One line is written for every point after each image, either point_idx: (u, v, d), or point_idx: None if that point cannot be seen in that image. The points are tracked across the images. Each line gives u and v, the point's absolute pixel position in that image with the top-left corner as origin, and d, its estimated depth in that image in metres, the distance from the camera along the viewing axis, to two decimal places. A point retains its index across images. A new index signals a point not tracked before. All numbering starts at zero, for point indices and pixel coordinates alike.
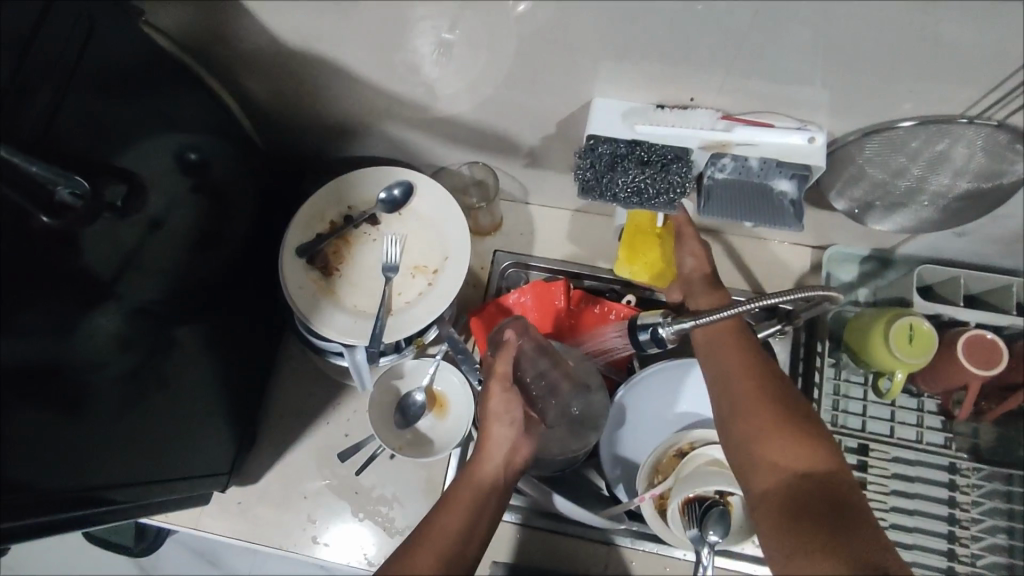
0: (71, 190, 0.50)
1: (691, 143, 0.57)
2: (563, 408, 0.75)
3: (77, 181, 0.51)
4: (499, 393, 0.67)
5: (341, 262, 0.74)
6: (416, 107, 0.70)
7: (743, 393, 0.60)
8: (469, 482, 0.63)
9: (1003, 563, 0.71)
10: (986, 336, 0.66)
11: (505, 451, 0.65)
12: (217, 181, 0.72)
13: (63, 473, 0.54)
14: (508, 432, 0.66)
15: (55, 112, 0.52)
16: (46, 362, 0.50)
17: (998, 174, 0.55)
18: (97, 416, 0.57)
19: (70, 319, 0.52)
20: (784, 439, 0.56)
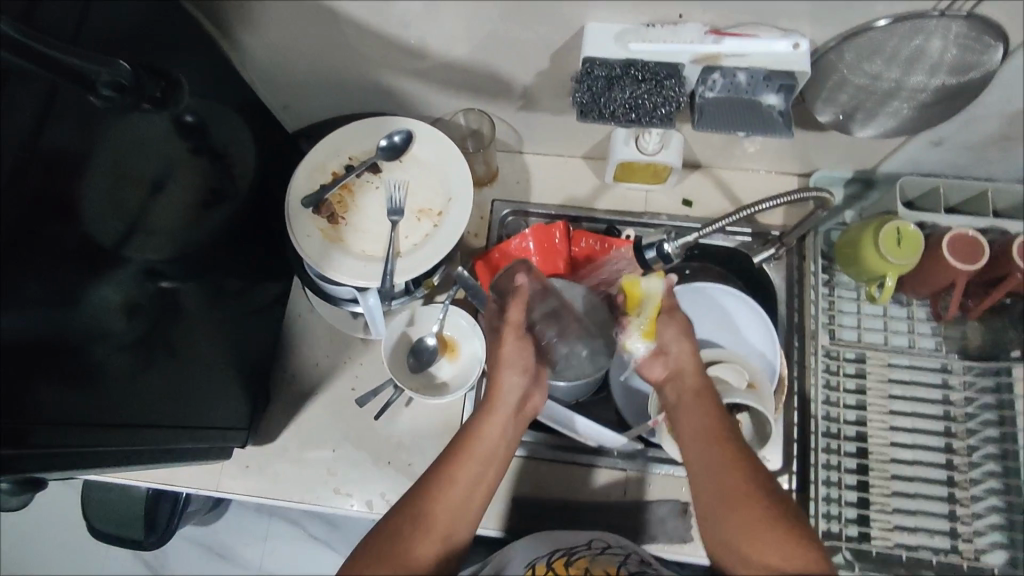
0: (114, 75, 0.51)
1: (682, 59, 0.60)
2: (572, 352, 0.70)
3: (118, 67, 0.52)
4: (512, 341, 0.64)
5: (346, 211, 0.76)
6: (410, 52, 0.71)
7: (718, 470, 0.58)
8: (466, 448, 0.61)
9: (996, 452, 0.76)
10: (968, 233, 0.70)
11: (513, 406, 0.63)
12: (217, 142, 0.71)
13: (84, 430, 0.55)
14: (516, 384, 0.63)
15: (78, 30, 0.53)
16: (49, 326, 0.51)
17: (970, 67, 0.58)
18: (103, 379, 0.57)
19: (76, 284, 0.53)
20: (766, 522, 0.54)
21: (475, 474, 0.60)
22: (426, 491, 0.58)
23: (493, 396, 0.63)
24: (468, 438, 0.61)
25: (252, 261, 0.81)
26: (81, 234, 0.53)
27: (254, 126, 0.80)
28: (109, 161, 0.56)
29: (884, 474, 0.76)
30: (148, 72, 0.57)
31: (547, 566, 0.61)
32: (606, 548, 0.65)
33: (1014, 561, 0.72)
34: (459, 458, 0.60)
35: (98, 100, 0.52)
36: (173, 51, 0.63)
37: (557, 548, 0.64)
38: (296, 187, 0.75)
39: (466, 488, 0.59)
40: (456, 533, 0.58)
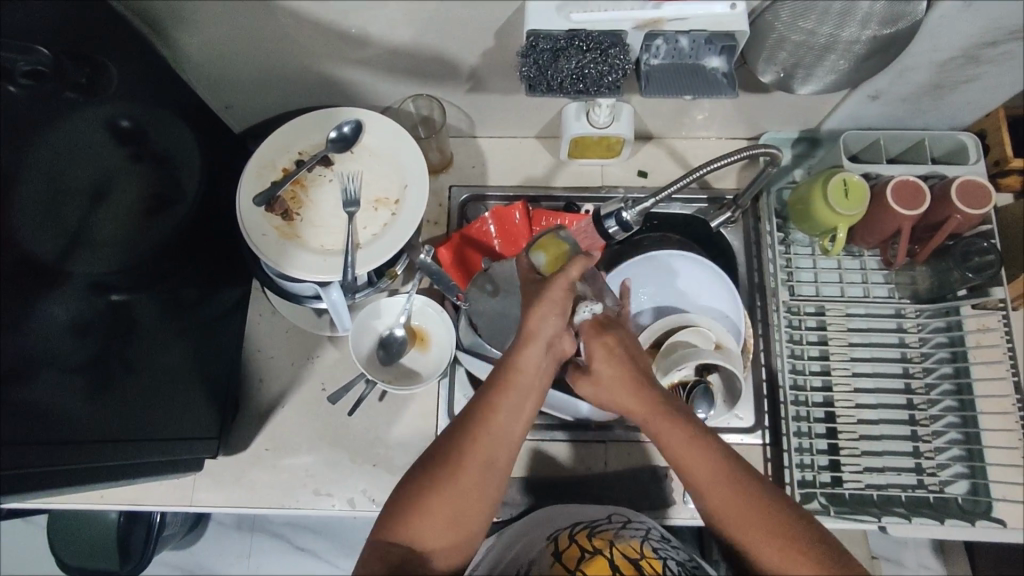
0: (34, 63, 0.53)
1: (625, 26, 0.60)
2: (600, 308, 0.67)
3: (38, 54, 0.53)
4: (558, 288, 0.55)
5: (301, 206, 0.74)
6: (354, 40, 0.70)
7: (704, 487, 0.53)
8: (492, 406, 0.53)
9: (952, 387, 0.79)
10: (911, 180, 0.73)
11: (553, 341, 0.55)
12: (157, 145, 0.69)
13: (36, 452, 0.53)
14: (558, 319, 0.55)
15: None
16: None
17: (901, 16, 0.60)
18: (58, 397, 0.55)
19: (23, 303, 0.51)
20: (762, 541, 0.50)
21: (516, 407, 0.53)
22: (464, 429, 0.53)
23: (534, 327, 0.55)
24: (506, 372, 0.54)
25: (207, 267, 0.79)
26: (19, 251, 0.51)
27: (196, 128, 0.77)
28: (43, 171, 0.53)
29: (850, 419, 0.79)
30: (68, 57, 0.56)
31: (571, 538, 0.60)
32: (628, 523, 0.65)
33: (976, 490, 0.75)
34: (497, 390, 0.53)
35: (15, 87, 0.51)
36: (102, 56, 0.61)
37: (579, 522, 0.64)
38: (246, 187, 0.73)
39: (506, 421, 0.53)
40: (499, 466, 0.53)
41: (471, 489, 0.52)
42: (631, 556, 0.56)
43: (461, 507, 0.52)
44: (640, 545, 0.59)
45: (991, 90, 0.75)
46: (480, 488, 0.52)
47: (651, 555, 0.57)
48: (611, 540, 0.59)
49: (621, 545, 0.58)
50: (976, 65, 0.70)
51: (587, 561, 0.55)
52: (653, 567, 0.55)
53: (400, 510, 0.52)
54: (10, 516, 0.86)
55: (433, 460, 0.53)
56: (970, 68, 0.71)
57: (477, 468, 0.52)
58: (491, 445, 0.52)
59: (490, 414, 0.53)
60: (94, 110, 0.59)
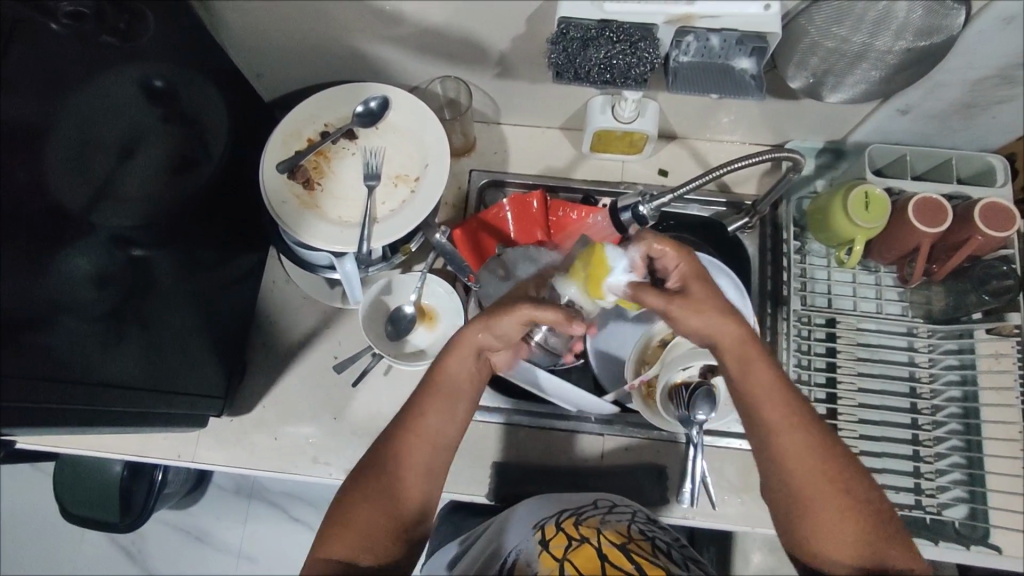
0: (76, 4, 0.56)
1: (656, 20, 0.60)
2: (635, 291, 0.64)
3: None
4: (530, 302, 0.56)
5: (322, 176, 0.75)
6: (388, 17, 0.71)
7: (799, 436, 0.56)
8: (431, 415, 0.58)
9: (959, 410, 0.79)
10: (934, 198, 0.72)
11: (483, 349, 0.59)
12: (188, 107, 0.70)
13: (49, 391, 0.54)
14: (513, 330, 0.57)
15: None
16: (19, 292, 0.50)
17: (936, 30, 0.60)
18: (76, 344, 0.57)
19: (48, 251, 0.53)
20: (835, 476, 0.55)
21: (452, 416, 0.59)
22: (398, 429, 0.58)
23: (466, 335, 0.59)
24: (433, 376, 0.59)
25: (226, 231, 0.80)
26: (48, 196, 0.52)
27: (227, 93, 0.78)
28: (76, 116, 0.55)
29: (851, 433, 0.79)
30: (112, 5, 0.59)
31: (557, 527, 0.61)
32: (612, 507, 0.67)
33: (975, 514, 0.75)
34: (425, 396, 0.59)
35: (56, 26, 0.55)
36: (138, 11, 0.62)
37: (564, 510, 0.65)
38: (271, 153, 0.74)
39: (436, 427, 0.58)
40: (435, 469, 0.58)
41: (423, 481, 0.58)
42: (617, 540, 0.59)
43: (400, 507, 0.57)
44: (626, 529, 0.62)
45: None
46: (418, 491, 0.58)
47: (637, 539, 0.60)
48: (597, 528, 0.61)
49: (607, 532, 0.60)
50: (1011, 86, 0.69)
51: (573, 550, 0.57)
52: (640, 549, 0.58)
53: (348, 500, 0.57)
54: (19, 458, 0.89)
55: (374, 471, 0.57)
56: (1005, 89, 0.70)
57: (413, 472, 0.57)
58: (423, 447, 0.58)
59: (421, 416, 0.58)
60: (129, 66, 0.61)
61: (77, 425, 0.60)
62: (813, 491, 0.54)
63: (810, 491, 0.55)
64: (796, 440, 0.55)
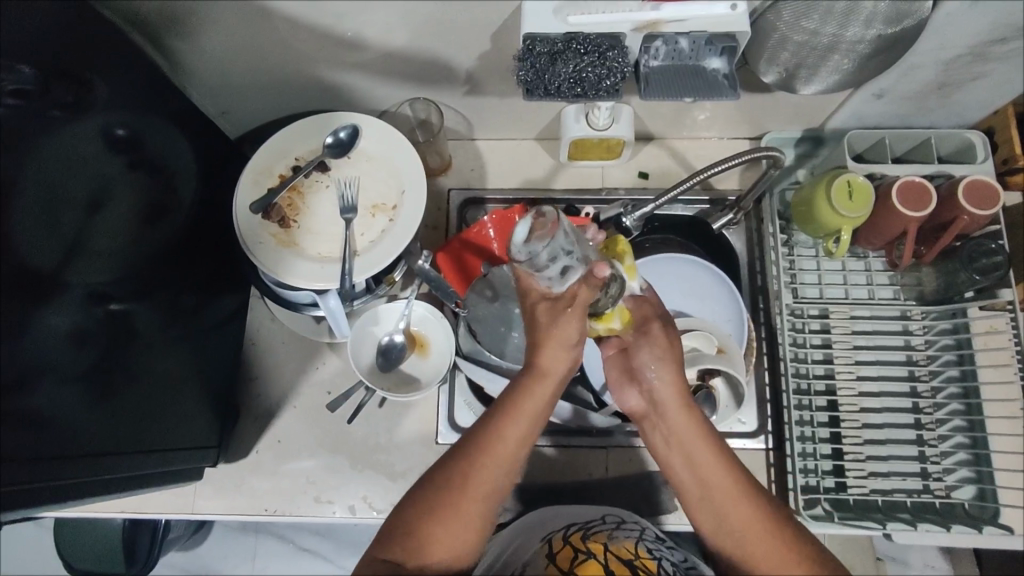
0: (16, 82, 0.51)
1: (623, 28, 0.59)
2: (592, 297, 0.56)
3: (20, 72, 0.51)
4: (572, 314, 0.53)
5: (297, 213, 0.74)
6: (350, 45, 0.69)
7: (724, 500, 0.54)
8: (508, 420, 0.55)
9: (959, 390, 0.78)
10: (919, 181, 0.71)
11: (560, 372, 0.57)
12: (151, 153, 0.68)
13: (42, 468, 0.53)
14: (581, 329, 0.54)
15: None
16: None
17: (905, 15, 0.59)
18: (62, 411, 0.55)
19: (19, 320, 0.50)
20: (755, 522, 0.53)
21: (523, 433, 0.55)
22: (468, 450, 0.55)
23: (544, 364, 0.55)
24: (509, 407, 0.55)
25: (204, 275, 0.78)
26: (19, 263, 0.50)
27: (191, 135, 0.76)
28: (37, 180, 0.52)
29: (854, 423, 0.78)
30: (54, 73, 0.55)
31: (564, 539, 0.62)
32: (622, 523, 0.66)
33: (983, 495, 0.74)
34: (503, 420, 0.55)
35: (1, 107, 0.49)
36: (93, 64, 0.60)
37: (572, 524, 0.65)
38: (243, 194, 0.73)
39: (511, 449, 0.55)
40: (496, 497, 0.56)
41: (489, 498, 0.55)
42: (625, 558, 0.59)
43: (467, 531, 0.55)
44: (634, 546, 0.62)
45: (998, 88, 0.73)
46: (478, 514, 0.55)
47: (644, 555, 0.60)
48: (604, 543, 0.61)
49: (615, 549, 0.60)
50: (983, 62, 0.69)
51: (580, 565, 0.58)
52: (648, 568, 0.58)
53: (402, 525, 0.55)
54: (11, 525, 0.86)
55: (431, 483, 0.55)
56: (977, 66, 0.69)
57: (477, 497, 0.54)
58: (496, 472, 0.55)
59: (496, 446, 0.55)
60: (91, 117, 0.59)
61: (81, 491, 0.58)
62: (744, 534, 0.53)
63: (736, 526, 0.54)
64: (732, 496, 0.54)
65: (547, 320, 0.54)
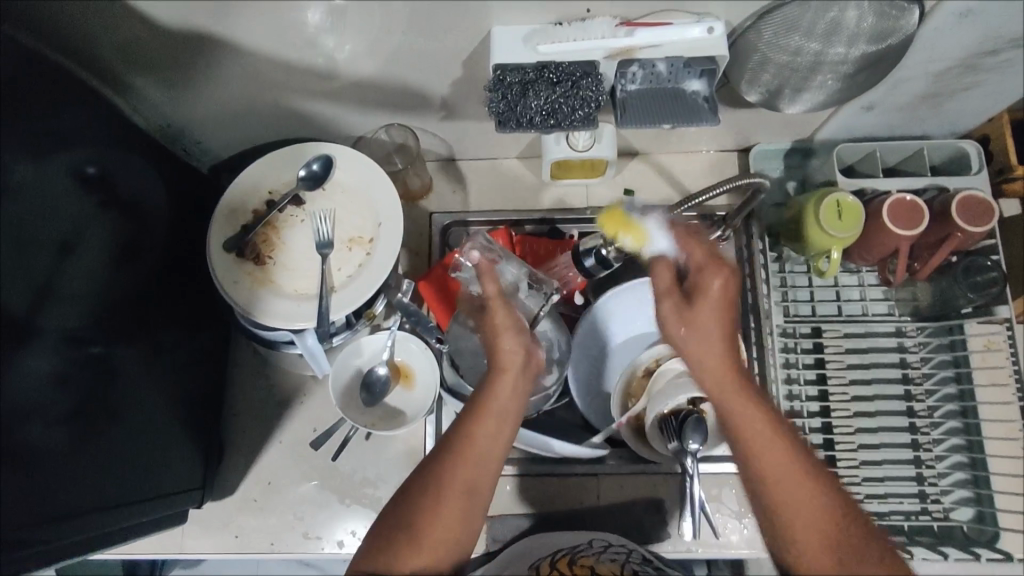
0: None
1: (597, 56, 0.57)
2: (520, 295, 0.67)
3: None
4: (502, 308, 0.59)
5: (273, 250, 0.72)
6: (319, 75, 0.67)
7: (795, 483, 0.50)
8: (478, 418, 0.55)
9: (957, 409, 0.76)
10: (908, 197, 0.69)
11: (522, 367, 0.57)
12: (122, 191, 0.66)
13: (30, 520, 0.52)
14: (518, 337, 0.57)
15: None
16: None
17: (892, 32, 0.57)
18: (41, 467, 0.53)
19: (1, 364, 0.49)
20: (826, 505, 0.50)
21: (497, 430, 0.55)
22: (443, 450, 0.55)
23: (502, 361, 0.56)
24: (476, 406, 0.55)
25: (184, 312, 0.77)
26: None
27: (162, 171, 0.74)
28: (9, 223, 0.51)
29: (850, 446, 0.76)
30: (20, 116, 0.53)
31: (552, 564, 0.62)
32: (608, 546, 0.66)
33: (983, 517, 0.72)
34: (472, 417, 0.55)
35: None
36: (56, 106, 0.57)
37: (560, 550, 0.65)
38: (215, 232, 0.71)
39: (487, 446, 0.55)
40: (478, 495, 0.55)
41: (472, 496, 0.54)
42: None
43: (451, 534, 0.53)
44: (620, 568, 0.60)
45: (992, 96, 0.71)
46: (461, 514, 0.54)
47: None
48: (590, 566, 0.60)
49: (600, 570, 0.59)
50: (976, 73, 0.66)
51: None
52: None
53: (382, 539, 0.54)
54: None
55: (412, 489, 0.55)
56: (970, 77, 0.67)
57: (457, 496, 0.54)
58: (473, 469, 0.54)
59: (469, 445, 0.54)
60: (59, 158, 0.57)
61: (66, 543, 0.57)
62: (799, 519, 0.50)
63: (802, 513, 0.50)
64: (797, 478, 0.50)
65: (491, 320, 0.59)
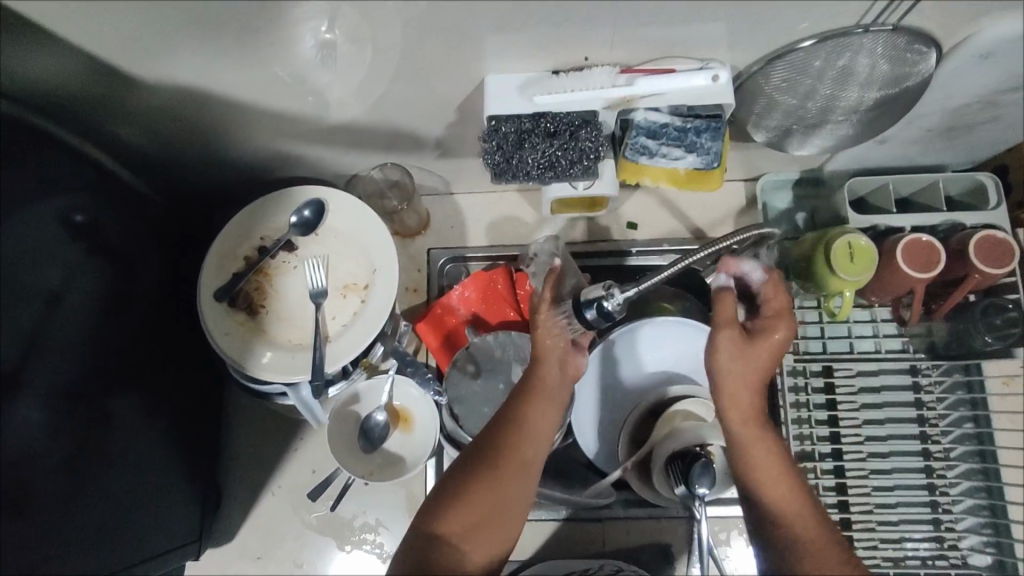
0: None
1: (596, 105, 0.54)
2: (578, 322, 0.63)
3: None
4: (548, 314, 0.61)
5: (265, 298, 0.70)
6: (308, 120, 0.65)
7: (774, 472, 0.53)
8: (532, 397, 0.59)
9: (973, 450, 0.74)
10: (923, 238, 0.66)
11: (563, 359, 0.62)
12: (111, 243, 0.64)
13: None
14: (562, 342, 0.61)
15: None
16: None
17: (906, 76, 0.54)
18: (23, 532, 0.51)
19: None
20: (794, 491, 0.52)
21: (547, 413, 0.59)
22: (500, 426, 0.57)
23: (544, 350, 0.61)
24: (531, 388, 0.59)
25: (179, 357, 0.75)
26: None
27: (151, 215, 0.72)
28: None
29: (863, 490, 0.74)
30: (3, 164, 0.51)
31: None
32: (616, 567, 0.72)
33: (1001, 564, 0.70)
34: (525, 398, 0.59)
35: None
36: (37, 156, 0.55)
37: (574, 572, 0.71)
38: (206, 281, 0.69)
39: (540, 424, 0.58)
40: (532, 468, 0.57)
41: (527, 469, 0.56)
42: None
43: (506, 498, 0.54)
44: None
45: (1011, 129, 0.68)
46: (518, 485, 0.55)
47: None
48: None
49: None
50: (994, 109, 0.63)
51: None
52: None
53: (439, 494, 0.55)
54: None
55: (469, 456, 0.56)
56: (987, 112, 0.64)
57: (515, 466, 0.55)
58: (529, 442, 0.57)
59: (526, 418, 0.58)
60: (47, 205, 0.55)
61: None
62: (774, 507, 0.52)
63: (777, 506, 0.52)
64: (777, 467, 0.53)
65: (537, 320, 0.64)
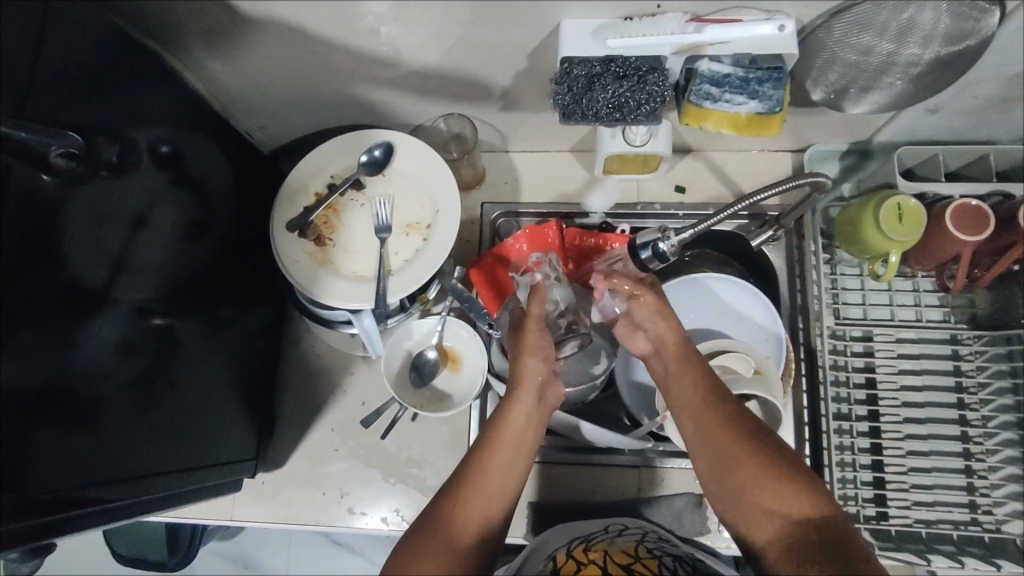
0: (66, 147, 0.49)
1: (664, 50, 0.58)
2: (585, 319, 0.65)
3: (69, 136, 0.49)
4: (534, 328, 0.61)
5: (332, 231, 0.74)
6: (385, 63, 0.69)
7: (738, 462, 0.53)
8: (506, 421, 0.57)
9: (1014, 420, 0.74)
10: (973, 202, 0.68)
11: (539, 390, 0.59)
12: (193, 170, 0.69)
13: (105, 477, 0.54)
14: (544, 365, 0.60)
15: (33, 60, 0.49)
16: (54, 378, 0.49)
17: (965, 35, 0.56)
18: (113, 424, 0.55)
19: (70, 332, 0.50)
20: (764, 477, 0.52)
21: (523, 435, 0.57)
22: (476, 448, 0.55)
23: (522, 374, 0.59)
24: (503, 411, 0.58)
25: (243, 287, 0.79)
26: (65, 277, 0.50)
27: (228, 151, 0.77)
28: (89, 198, 0.52)
29: (897, 451, 0.75)
30: (104, 88, 0.55)
31: (567, 553, 0.61)
32: (623, 530, 0.67)
33: None
34: (503, 420, 0.57)
35: (49, 175, 0.48)
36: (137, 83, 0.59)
37: (574, 538, 0.66)
38: (278, 212, 0.73)
39: (518, 443, 0.56)
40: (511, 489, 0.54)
41: (506, 487, 0.54)
42: (623, 561, 0.58)
43: (489, 516, 0.52)
44: (635, 548, 0.61)
45: None
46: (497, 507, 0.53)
47: (645, 556, 0.59)
48: (604, 549, 0.61)
49: (615, 551, 0.60)
50: None
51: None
52: (647, 568, 0.57)
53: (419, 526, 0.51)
54: None
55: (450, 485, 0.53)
56: None
57: (494, 485, 0.53)
58: (507, 461, 0.55)
59: (502, 435, 0.56)
60: (139, 134, 0.59)
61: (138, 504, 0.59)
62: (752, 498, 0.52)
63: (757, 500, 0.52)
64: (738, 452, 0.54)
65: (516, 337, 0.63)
